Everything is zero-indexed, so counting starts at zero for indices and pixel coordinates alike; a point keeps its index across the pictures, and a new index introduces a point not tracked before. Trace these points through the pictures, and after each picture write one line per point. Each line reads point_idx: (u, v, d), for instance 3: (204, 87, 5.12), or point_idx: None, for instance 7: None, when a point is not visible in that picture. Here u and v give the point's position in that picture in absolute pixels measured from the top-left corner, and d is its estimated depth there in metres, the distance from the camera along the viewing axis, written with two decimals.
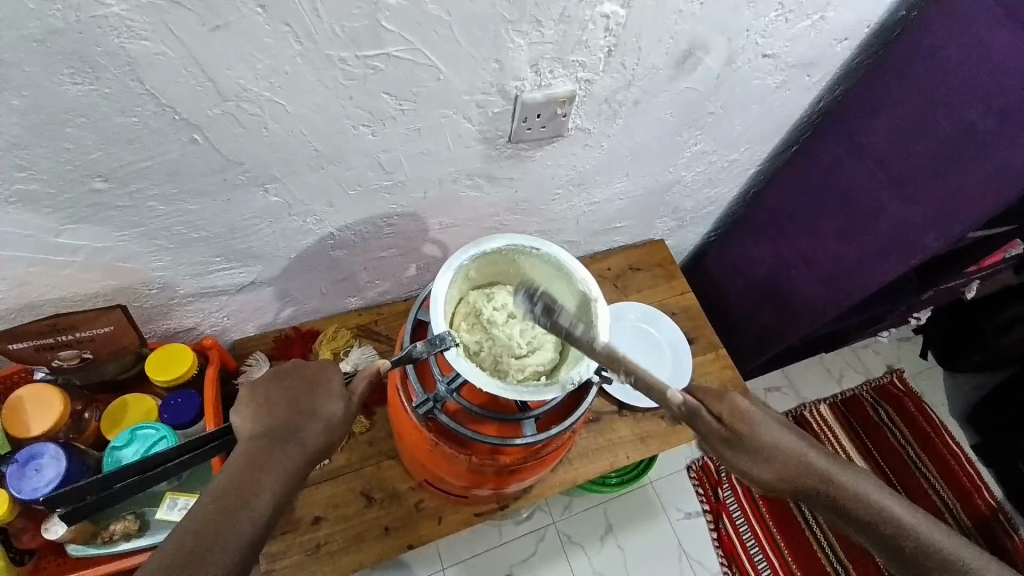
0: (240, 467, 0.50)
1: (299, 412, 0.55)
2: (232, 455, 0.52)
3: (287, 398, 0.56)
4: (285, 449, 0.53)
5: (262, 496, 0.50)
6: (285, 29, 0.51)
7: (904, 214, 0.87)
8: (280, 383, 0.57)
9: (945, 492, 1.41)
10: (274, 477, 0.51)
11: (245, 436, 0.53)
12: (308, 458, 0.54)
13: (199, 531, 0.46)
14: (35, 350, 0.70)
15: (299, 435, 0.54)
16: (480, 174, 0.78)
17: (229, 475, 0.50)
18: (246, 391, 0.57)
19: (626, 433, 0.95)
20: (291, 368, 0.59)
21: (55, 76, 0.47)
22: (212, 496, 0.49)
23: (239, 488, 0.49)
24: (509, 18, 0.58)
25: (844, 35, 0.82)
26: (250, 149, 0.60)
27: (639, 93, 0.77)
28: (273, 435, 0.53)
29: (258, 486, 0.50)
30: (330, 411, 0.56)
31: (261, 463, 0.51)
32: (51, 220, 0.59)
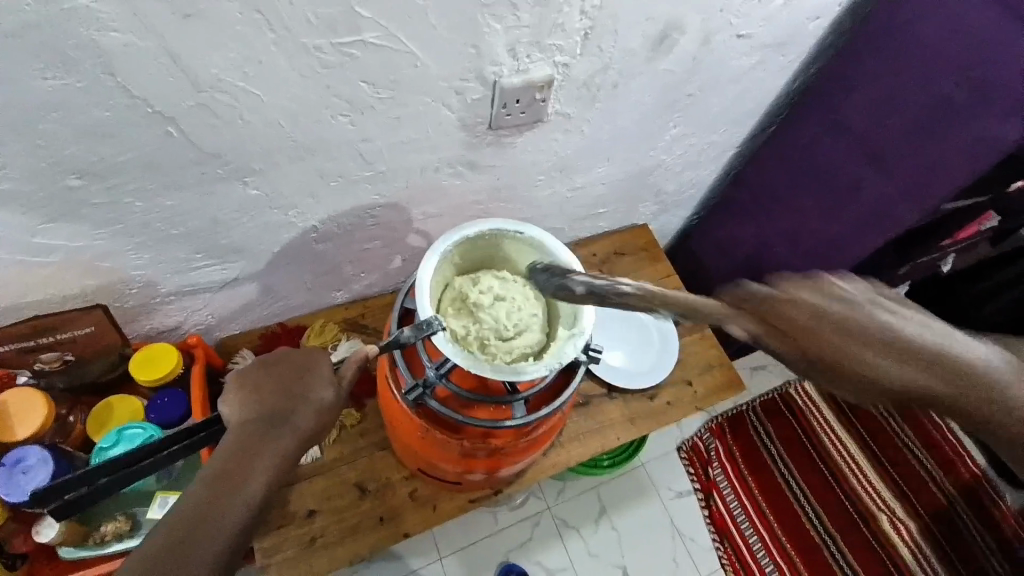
0: (231, 452, 0.51)
1: (288, 398, 0.55)
2: (223, 441, 0.52)
3: (277, 385, 0.56)
4: (276, 434, 0.53)
5: (254, 481, 0.50)
6: (258, 17, 0.50)
7: (881, 187, 0.90)
8: (270, 370, 0.57)
9: (927, 462, 1.44)
10: (265, 461, 0.51)
11: (235, 423, 0.53)
12: (300, 443, 0.54)
13: (191, 514, 0.47)
14: (16, 353, 0.69)
15: (290, 420, 0.54)
16: (461, 162, 0.78)
17: (220, 460, 0.50)
18: (236, 379, 0.57)
19: (616, 415, 0.96)
20: (279, 357, 0.58)
21: (25, 70, 0.46)
22: (204, 481, 0.49)
23: (230, 474, 0.50)
24: (483, 2, 0.58)
25: (816, 13, 0.83)
26: (227, 141, 0.60)
27: (617, 76, 0.77)
28: (263, 421, 0.53)
29: (250, 471, 0.50)
30: (319, 396, 0.56)
31: (252, 449, 0.51)
32: (27, 219, 0.58)
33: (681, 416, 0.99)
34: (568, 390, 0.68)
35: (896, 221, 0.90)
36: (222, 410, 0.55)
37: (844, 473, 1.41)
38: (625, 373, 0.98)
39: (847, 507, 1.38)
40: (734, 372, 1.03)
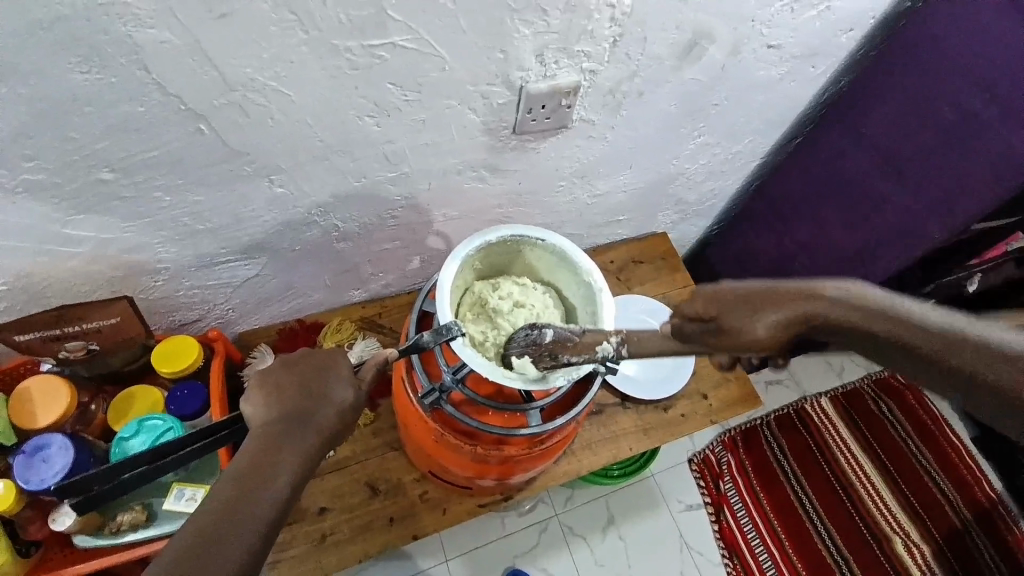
0: (256, 450, 0.51)
1: (310, 396, 0.55)
2: (248, 441, 0.52)
3: (299, 385, 0.56)
4: (300, 433, 0.53)
5: (280, 479, 0.50)
6: (291, 18, 0.51)
7: (906, 202, 0.89)
8: (291, 370, 0.57)
9: (943, 483, 1.42)
10: (290, 460, 0.51)
11: (258, 423, 0.53)
12: (323, 443, 0.54)
13: (221, 512, 0.47)
14: (42, 342, 0.70)
15: (313, 419, 0.54)
16: (484, 165, 0.78)
17: (246, 459, 0.50)
18: (257, 379, 0.57)
19: (629, 425, 0.95)
20: (300, 357, 0.59)
21: (62, 64, 0.47)
22: (230, 478, 0.49)
23: (258, 469, 0.50)
24: (514, 7, 0.58)
25: (849, 25, 0.81)
26: (255, 139, 0.60)
27: (643, 84, 0.77)
28: (287, 420, 0.53)
29: (275, 469, 0.50)
30: (341, 396, 0.56)
31: (277, 447, 0.52)
32: (57, 210, 0.59)
33: (695, 429, 0.98)
34: (584, 400, 0.67)
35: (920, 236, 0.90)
36: (245, 411, 0.55)
37: (859, 492, 1.39)
38: (639, 383, 0.97)
39: (861, 527, 1.35)
40: (751, 386, 1.02)
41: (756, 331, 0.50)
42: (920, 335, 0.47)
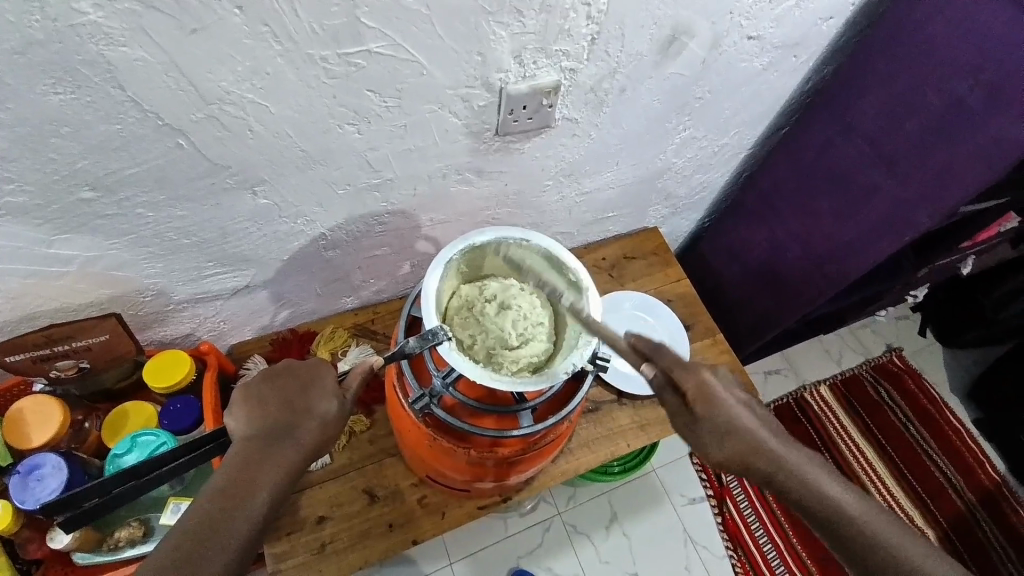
0: (236, 465, 0.51)
1: (293, 411, 0.55)
2: (228, 455, 0.52)
3: (281, 398, 0.56)
4: (281, 446, 0.53)
5: (259, 494, 0.51)
6: (264, 30, 0.51)
7: (895, 192, 0.88)
8: (274, 383, 0.57)
9: (946, 466, 1.42)
10: (271, 474, 0.52)
11: (239, 436, 0.54)
12: (304, 458, 0.54)
13: (197, 530, 0.47)
14: (32, 362, 0.70)
15: (295, 432, 0.54)
16: (468, 168, 0.78)
17: (225, 475, 0.51)
18: (240, 391, 0.57)
19: (625, 422, 0.95)
20: (283, 368, 0.58)
21: (37, 86, 0.47)
22: (209, 495, 0.50)
23: (237, 487, 0.50)
24: (488, 9, 0.58)
25: (829, 13, 0.82)
26: (236, 152, 0.60)
27: (625, 81, 0.77)
28: (268, 433, 0.54)
29: (255, 484, 0.51)
30: (324, 408, 0.56)
31: (257, 462, 0.52)
32: (41, 231, 0.59)
33: None
34: (575, 399, 0.67)
35: (911, 225, 0.88)
36: (227, 424, 0.55)
37: (862, 480, 1.39)
38: (634, 378, 0.97)
39: None
40: (748, 378, 1.02)
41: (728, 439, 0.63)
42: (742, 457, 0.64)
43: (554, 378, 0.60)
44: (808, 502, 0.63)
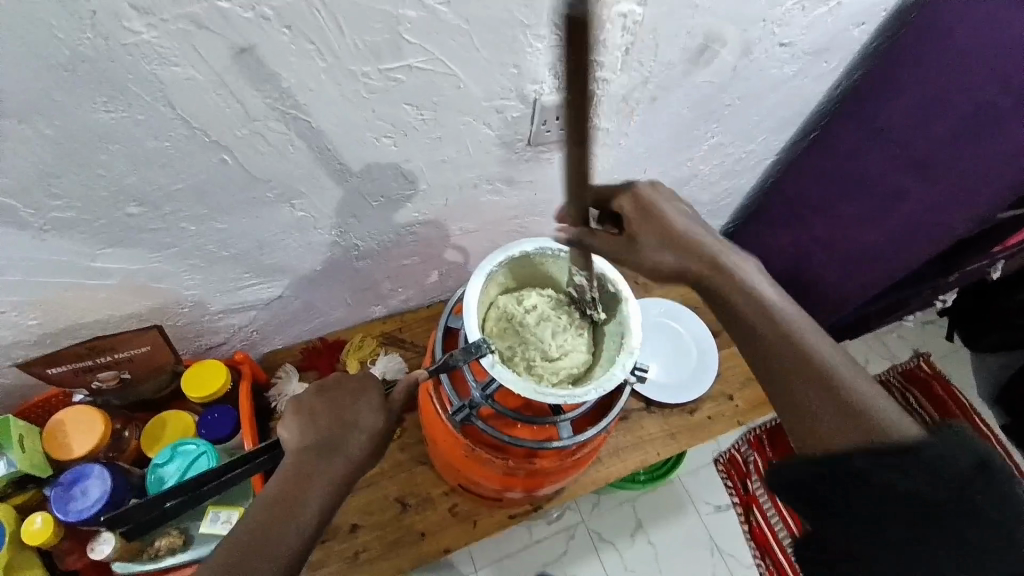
0: (287, 478, 0.51)
1: (342, 424, 0.55)
2: (280, 466, 0.53)
3: (334, 412, 0.56)
4: (332, 462, 0.53)
5: (308, 508, 0.51)
6: (310, 47, 0.51)
7: (925, 197, 0.87)
8: (330, 395, 0.58)
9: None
10: (319, 489, 0.52)
11: (291, 446, 0.54)
12: (351, 475, 0.54)
13: (246, 541, 0.48)
14: (75, 373, 0.71)
15: (342, 448, 0.54)
16: (499, 178, 0.79)
17: (276, 489, 0.51)
18: (297, 400, 0.57)
19: (654, 430, 0.95)
20: (334, 381, 0.59)
21: (89, 104, 0.48)
22: (259, 506, 0.51)
23: (287, 500, 0.51)
24: (526, 22, 0.58)
25: (860, 18, 0.81)
26: (276, 166, 0.61)
27: (656, 89, 0.76)
28: (318, 449, 0.53)
29: (303, 498, 0.51)
30: (371, 423, 0.56)
31: (307, 477, 0.52)
32: (87, 245, 0.60)
33: (722, 431, 0.97)
34: (612, 411, 0.66)
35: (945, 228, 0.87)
36: (281, 433, 0.55)
37: None
38: (662, 387, 0.97)
39: None
40: None
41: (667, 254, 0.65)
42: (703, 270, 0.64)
43: (597, 389, 0.59)
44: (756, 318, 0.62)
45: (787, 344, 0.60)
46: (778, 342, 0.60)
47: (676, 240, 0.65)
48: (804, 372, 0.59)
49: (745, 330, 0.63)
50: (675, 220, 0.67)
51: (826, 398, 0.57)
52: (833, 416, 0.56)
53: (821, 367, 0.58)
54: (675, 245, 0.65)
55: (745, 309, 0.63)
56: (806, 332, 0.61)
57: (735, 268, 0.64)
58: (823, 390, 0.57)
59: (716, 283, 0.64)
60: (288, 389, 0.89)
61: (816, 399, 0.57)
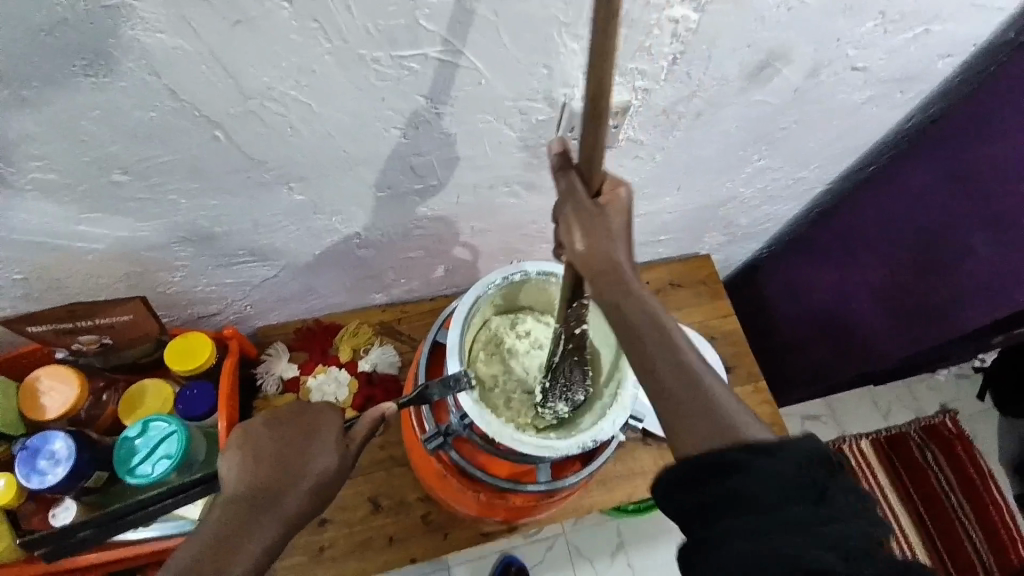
0: (217, 528, 0.51)
1: (288, 467, 0.55)
2: (219, 507, 0.53)
3: (276, 450, 0.56)
4: (266, 510, 0.53)
5: (243, 553, 0.50)
6: (314, 26, 0.46)
7: (994, 260, 0.77)
8: (272, 432, 0.58)
9: (976, 540, 1.31)
10: (260, 533, 0.52)
11: (227, 489, 0.54)
12: (293, 519, 0.54)
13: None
14: (55, 334, 0.68)
15: (286, 492, 0.54)
16: (518, 182, 0.73)
17: (214, 533, 0.50)
18: (239, 436, 0.58)
19: (647, 463, 0.89)
20: (285, 415, 0.59)
21: (66, 68, 0.43)
22: (196, 544, 0.50)
23: (224, 543, 0.50)
24: (564, 20, 0.51)
25: (948, 51, 0.71)
26: (275, 148, 0.56)
27: (703, 105, 0.69)
28: (253, 493, 0.53)
29: (242, 542, 0.51)
30: (320, 466, 0.56)
31: (247, 520, 0.52)
32: (71, 209, 0.56)
33: None
34: (597, 461, 0.66)
35: (997, 296, 0.77)
36: (219, 469, 0.56)
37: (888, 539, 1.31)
38: None
39: None
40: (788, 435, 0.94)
41: (593, 247, 0.50)
42: (609, 266, 0.50)
43: (579, 444, 0.59)
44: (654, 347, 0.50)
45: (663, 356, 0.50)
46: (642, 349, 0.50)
47: (594, 221, 0.50)
48: (678, 390, 0.48)
49: (632, 347, 0.50)
50: (608, 228, 0.50)
51: (694, 417, 0.47)
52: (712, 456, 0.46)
53: (687, 384, 0.49)
54: (593, 232, 0.50)
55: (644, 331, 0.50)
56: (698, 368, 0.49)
57: (625, 265, 0.51)
58: (691, 415, 0.47)
59: (609, 283, 0.50)
60: (277, 368, 0.86)
61: (681, 419, 0.47)
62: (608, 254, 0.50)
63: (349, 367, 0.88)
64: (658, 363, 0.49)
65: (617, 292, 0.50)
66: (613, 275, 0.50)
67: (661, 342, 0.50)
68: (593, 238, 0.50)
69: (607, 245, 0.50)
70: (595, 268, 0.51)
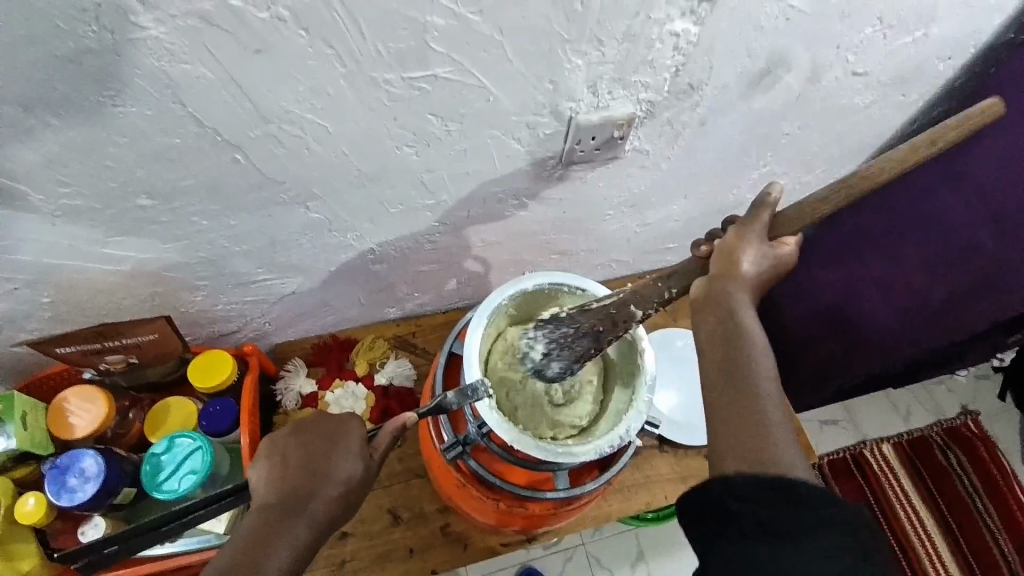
0: (247, 532, 0.52)
1: (316, 474, 0.57)
2: (252, 512, 0.54)
3: (303, 457, 0.58)
4: (297, 513, 0.54)
5: (280, 551, 0.51)
6: (329, 52, 0.48)
7: (1004, 254, 0.79)
8: (298, 440, 0.60)
9: (1006, 546, 1.28)
10: (294, 532, 0.53)
11: (259, 495, 0.56)
12: (324, 521, 0.55)
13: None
14: (82, 354, 0.71)
15: (316, 495, 0.56)
16: (527, 195, 0.74)
17: (250, 534, 0.52)
18: (266, 446, 0.60)
19: (664, 470, 0.89)
20: (310, 423, 0.61)
21: (96, 97, 0.46)
22: (234, 543, 0.51)
23: (264, 540, 0.51)
24: (567, 37, 0.53)
25: (949, 52, 0.72)
26: (292, 168, 0.58)
27: (706, 113, 0.70)
28: (283, 497, 0.55)
29: (277, 541, 0.52)
30: (346, 472, 0.58)
31: (280, 521, 0.53)
32: (98, 233, 0.59)
33: None
34: (612, 468, 0.66)
35: (1004, 290, 0.80)
36: (249, 479, 0.58)
37: (914, 545, 1.28)
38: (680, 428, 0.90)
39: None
40: (806, 439, 0.93)
41: (742, 268, 0.54)
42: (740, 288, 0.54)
43: (597, 450, 0.61)
44: (734, 370, 0.52)
45: (732, 386, 0.51)
46: (726, 347, 0.53)
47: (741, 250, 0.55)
48: (728, 376, 0.52)
49: (721, 368, 0.52)
50: (744, 263, 0.54)
51: (741, 426, 0.49)
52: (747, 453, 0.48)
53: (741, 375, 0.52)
54: (754, 256, 0.55)
55: (732, 352, 0.52)
56: (768, 419, 0.50)
57: (744, 302, 0.54)
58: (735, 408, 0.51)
59: (721, 309, 0.53)
60: (296, 384, 0.87)
61: (728, 428, 0.50)
62: (752, 271, 0.54)
63: (365, 381, 0.90)
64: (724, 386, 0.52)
65: (728, 310, 0.53)
66: (724, 305, 0.53)
67: (732, 366, 0.52)
68: (749, 266, 0.54)
69: (745, 264, 0.54)
70: (719, 291, 0.54)
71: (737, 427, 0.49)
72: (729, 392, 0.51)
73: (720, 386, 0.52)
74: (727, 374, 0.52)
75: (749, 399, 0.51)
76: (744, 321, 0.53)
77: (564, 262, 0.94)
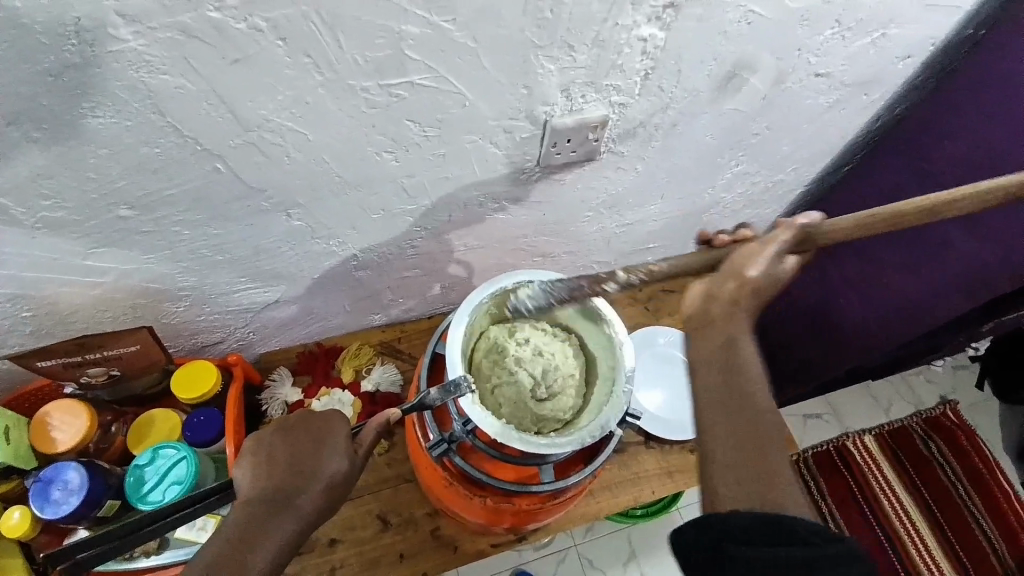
0: (235, 527, 0.52)
1: (301, 472, 0.57)
2: (236, 511, 0.54)
3: (289, 455, 0.58)
4: (282, 510, 0.54)
5: (264, 548, 0.52)
6: (307, 61, 0.49)
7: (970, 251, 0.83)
8: (284, 438, 0.60)
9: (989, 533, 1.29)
10: (279, 529, 0.53)
11: (245, 494, 0.56)
12: (309, 518, 0.56)
13: (208, 570, 0.49)
14: (64, 367, 0.70)
15: (302, 493, 0.56)
16: (507, 198, 0.76)
17: (235, 532, 0.52)
18: (252, 445, 0.60)
19: (650, 466, 0.90)
20: (296, 422, 0.61)
21: (76, 109, 0.47)
22: (218, 540, 0.52)
23: (248, 537, 0.52)
24: (539, 44, 0.55)
25: (906, 52, 0.75)
26: (273, 176, 0.59)
27: (677, 115, 0.72)
28: (268, 494, 0.55)
29: (262, 538, 0.52)
30: (332, 470, 0.58)
31: (265, 518, 0.54)
32: (79, 245, 0.59)
33: None
34: (597, 460, 0.68)
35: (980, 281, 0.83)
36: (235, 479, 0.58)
37: (899, 534, 1.30)
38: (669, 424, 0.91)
39: (895, 564, 1.27)
40: None
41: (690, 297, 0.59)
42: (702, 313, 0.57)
43: (578, 441, 0.62)
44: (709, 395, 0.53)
45: (727, 415, 0.51)
46: (725, 372, 0.53)
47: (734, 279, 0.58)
48: (724, 395, 0.52)
49: (710, 395, 0.53)
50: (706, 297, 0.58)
51: (735, 457, 0.49)
52: (742, 487, 0.48)
53: (740, 395, 0.52)
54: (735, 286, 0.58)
55: (714, 376, 0.53)
56: (762, 451, 0.50)
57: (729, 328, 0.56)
58: (735, 445, 0.50)
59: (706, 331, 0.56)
60: (281, 392, 0.87)
61: (723, 461, 0.50)
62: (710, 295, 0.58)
63: (352, 388, 0.90)
64: (710, 415, 0.52)
65: (704, 336, 0.55)
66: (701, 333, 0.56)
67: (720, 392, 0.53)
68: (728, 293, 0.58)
69: (695, 302, 0.58)
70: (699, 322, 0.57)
71: (728, 457, 0.49)
72: (724, 419, 0.51)
73: (708, 410, 0.52)
74: (714, 401, 0.53)
75: (738, 424, 0.51)
76: (742, 347, 0.54)
77: (546, 264, 0.95)
